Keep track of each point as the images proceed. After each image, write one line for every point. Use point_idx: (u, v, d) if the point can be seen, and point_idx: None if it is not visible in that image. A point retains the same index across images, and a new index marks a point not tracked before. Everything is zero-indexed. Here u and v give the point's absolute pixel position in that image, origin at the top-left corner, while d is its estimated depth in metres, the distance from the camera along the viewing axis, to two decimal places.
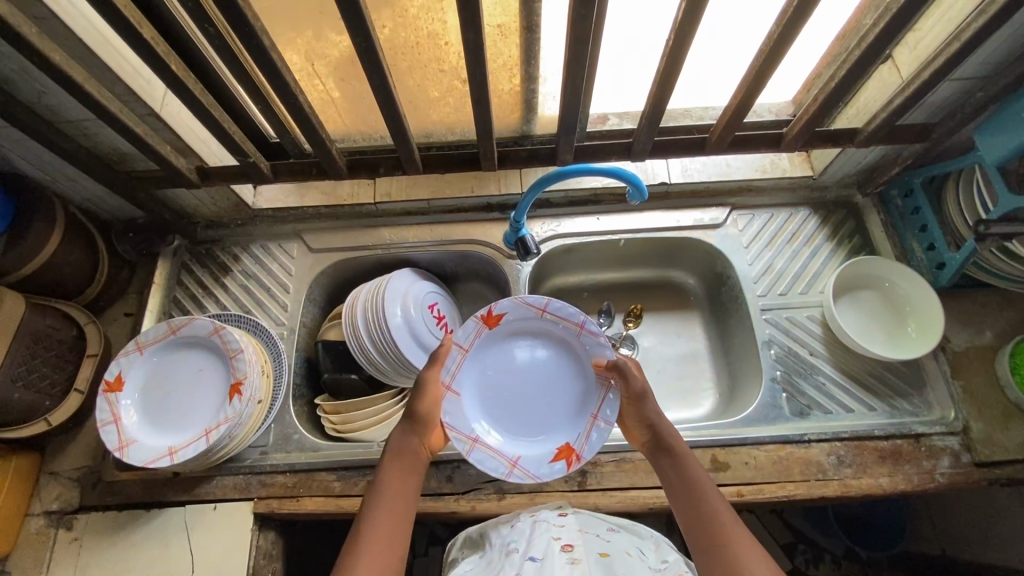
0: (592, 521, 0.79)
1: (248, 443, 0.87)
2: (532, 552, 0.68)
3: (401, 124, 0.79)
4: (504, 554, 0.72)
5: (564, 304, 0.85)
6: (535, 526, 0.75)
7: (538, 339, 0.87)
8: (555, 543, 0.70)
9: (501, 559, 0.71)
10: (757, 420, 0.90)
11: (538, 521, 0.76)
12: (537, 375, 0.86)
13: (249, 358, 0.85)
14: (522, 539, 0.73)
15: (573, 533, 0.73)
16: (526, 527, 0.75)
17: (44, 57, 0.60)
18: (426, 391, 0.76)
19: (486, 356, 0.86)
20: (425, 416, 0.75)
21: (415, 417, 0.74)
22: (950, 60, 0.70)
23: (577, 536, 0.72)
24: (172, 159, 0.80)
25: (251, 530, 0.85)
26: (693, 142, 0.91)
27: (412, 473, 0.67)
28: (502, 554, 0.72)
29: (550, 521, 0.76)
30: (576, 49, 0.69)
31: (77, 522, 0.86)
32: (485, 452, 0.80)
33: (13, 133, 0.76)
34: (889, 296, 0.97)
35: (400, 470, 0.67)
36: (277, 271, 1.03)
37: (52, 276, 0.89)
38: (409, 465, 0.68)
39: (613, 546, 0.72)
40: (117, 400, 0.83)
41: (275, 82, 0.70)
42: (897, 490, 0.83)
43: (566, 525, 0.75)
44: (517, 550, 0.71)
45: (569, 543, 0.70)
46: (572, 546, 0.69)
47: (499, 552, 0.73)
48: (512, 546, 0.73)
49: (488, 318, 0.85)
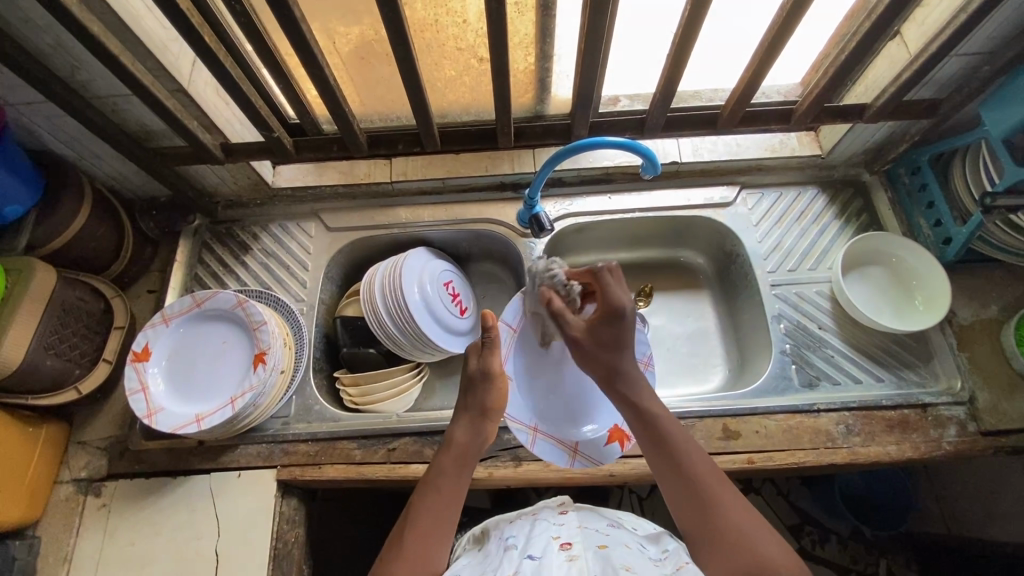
0: (592, 517, 0.77)
1: (271, 413, 0.90)
2: (529, 549, 0.66)
3: (422, 99, 0.82)
4: (503, 549, 0.70)
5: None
6: (534, 525, 0.73)
7: None
8: (553, 542, 0.68)
9: (499, 555, 0.69)
10: (767, 391, 0.92)
11: (537, 520, 0.74)
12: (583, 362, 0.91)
13: (272, 329, 0.88)
14: (521, 536, 0.71)
15: (573, 530, 0.71)
16: (525, 526, 0.73)
17: (82, 26, 0.62)
18: (496, 380, 0.74)
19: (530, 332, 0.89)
20: (493, 408, 0.73)
21: (485, 412, 0.73)
22: (957, 32, 0.72)
23: (576, 533, 0.69)
24: (199, 135, 0.83)
25: (274, 496, 0.87)
26: (704, 118, 0.93)
27: (465, 472, 0.68)
28: (500, 550, 0.71)
29: (549, 519, 0.74)
30: (595, 23, 0.71)
31: (105, 489, 0.89)
32: (545, 439, 0.86)
33: (45, 108, 0.79)
34: (895, 271, 0.99)
35: (454, 466, 0.69)
36: (295, 249, 1.05)
37: (81, 250, 0.91)
38: (467, 470, 0.68)
39: (612, 539, 0.70)
40: (145, 369, 0.85)
41: (302, 55, 0.72)
42: (904, 457, 0.86)
43: (565, 523, 0.73)
44: (515, 548, 0.69)
45: (567, 540, 0.68)
46: (570, 544, 0.67)
47: (499, 549, 0.71)
48: (510, 543, 0.71)
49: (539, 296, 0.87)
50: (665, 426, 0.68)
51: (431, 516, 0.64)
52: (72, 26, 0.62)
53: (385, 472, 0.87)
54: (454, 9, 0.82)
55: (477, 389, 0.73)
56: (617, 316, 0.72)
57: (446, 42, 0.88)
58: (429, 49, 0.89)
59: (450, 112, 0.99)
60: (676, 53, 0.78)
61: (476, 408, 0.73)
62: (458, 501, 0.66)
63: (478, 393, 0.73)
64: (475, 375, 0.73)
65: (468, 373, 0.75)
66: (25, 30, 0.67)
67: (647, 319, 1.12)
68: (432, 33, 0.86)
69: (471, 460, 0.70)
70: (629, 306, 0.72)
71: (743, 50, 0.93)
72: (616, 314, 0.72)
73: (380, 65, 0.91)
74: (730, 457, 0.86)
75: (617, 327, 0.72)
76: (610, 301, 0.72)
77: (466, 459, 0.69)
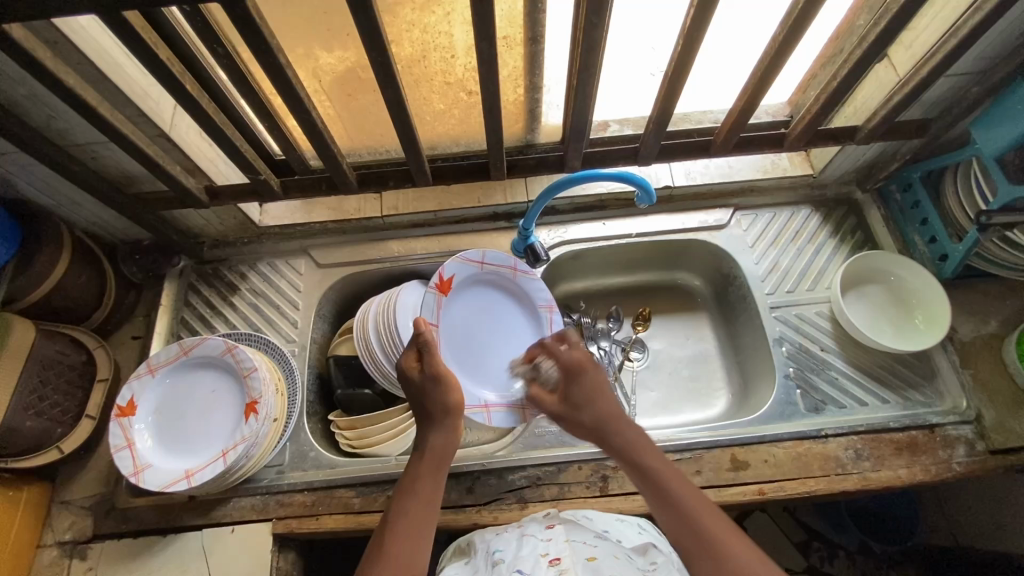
0: (580, 529, 0.74)
1: (265, 462, 0.86)
2: (518, 563, 0.66)
3: (413, 136, 0.80)
4: (490, 564, 0.69)
5: (497, 251, 0.95)
6: (522, 539, 0.72)
7: (484, 288, 0.97)
8: (542, 559, 0.66)
9: (485, 569, 0.68)
10: (774, 417, 0.90)
11: (526, 535, 0.73)
12: (499, 321, 0.97)
13: (264, 376, 0.85)
14: (508, 550, 0.70)
15: (560, 545, 0.69)
16: (511, 540, 0.72)
17: (59, 80, 0.60)
18: (446, 379, 0.71)
19: (452, 315, 0.93)
20: (457, 407, 0.71)
21: (447, 411, 0.70)
22: (946, 56, 0.72)
23: (565, 547, 0.68)
24: (182, 179, 0.80)
25: (271, 551, 0.84)
26: (697, 144, 0.92)
27: (439, 474, 0.67)
28: (487, 565, 0.69)
29: (537, 534, 0.73)
30: (586, 59, 0.69)
31: (91, 552, 0.85)
32: (499, 408, 0.90)
33: (20, 157, 0.76)
34: (894, 289, 0.98)
35: (427, 469, 0.67)
36: (285, 288, 1.03)
37: (60, 301, 0.88)
38: (444, 473, 0.67)
39: (601, 550, 0.67)
40: (130, 424, 0.82)
41: (290, 97, 0.70)
42: (915, 481, 0.84)
43: (553, 538, 0.71)
44: (502, 562, 0.67)
45: (556, 555, 0.67)
46: (559, 559, 0.66)
47: (485, 564, 0.69)
48: (497, 558, 0.69)
49: (442, 284, 0.91)
50: (637, 450, 0.67)
51: (409, 522, 0.62)
52: (47, 81, 0.60)
53: None
54: (443, 45, 0.82)
55: (428, 392, 0.71)
56: (577, 371, 0.73)
57: (434, 77, 0.86)
58: (417, 84, 0.87)
59: (440, 144, 0.98)
60: (667, 89, 0.77)
61: (437, 410, 0.70)
62: (435, 504, 0.64)
63: (431, 394, 0.71)
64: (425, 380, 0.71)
65: (411, 384, 0.72)
66: None
67: (647, 344, 1.11)
68: (421, 68, 0.85)
69: (446, 465, 0.68)
70: (586, 360, 0.73)
71: (733, 73, 0.92)
72: (576, 371, 0.73)
73: (367, 101, 0.90)
74: (739, 488, 0.84)
75: (583, 381, 0.72)
76: (564, 362, 0.74)
77: (440, 463, 0.68)
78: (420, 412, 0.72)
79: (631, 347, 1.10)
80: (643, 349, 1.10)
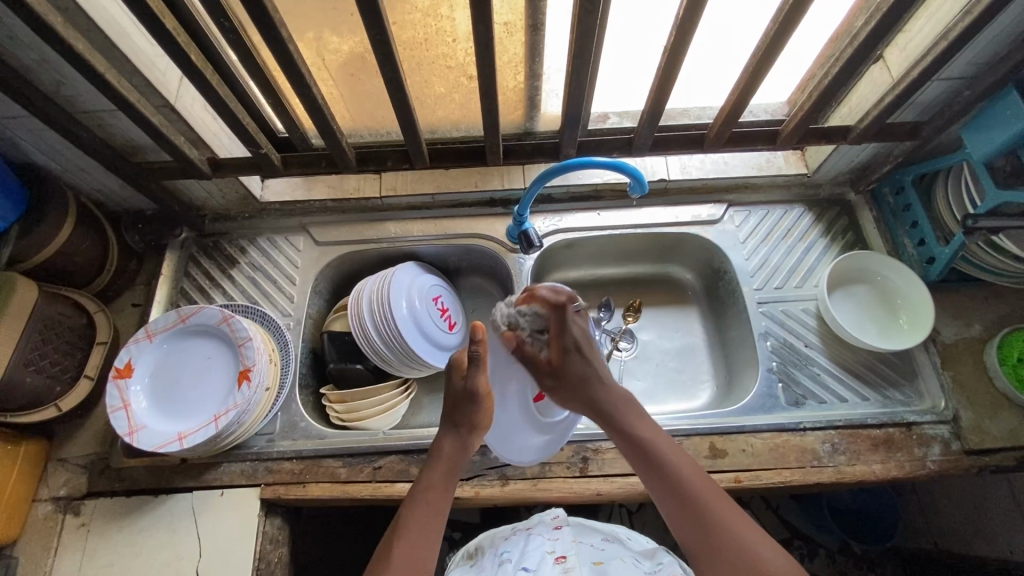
0: (587, 531, 0.88)
1: (255, 430, 0.89)
2: (525, 562, 0.80)
3: (411, 118, 0.82)
4: (498, 562, 0.82)
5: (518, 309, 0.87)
6: (529, 539, 0.85)
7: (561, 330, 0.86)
8: (548, 556, 0.81)
9: (495, 567, 0.81)
10: (754, 409, 0.92)
11: (532, 535, 0.85)
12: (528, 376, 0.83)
13: (258, 346, 0.87)
14: (515, 550, 0.83)
15: (567, 544, 0.83)
16: (520, 540, 0.85)
17: (67, 44, 0.62)
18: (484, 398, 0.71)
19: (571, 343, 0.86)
20: (481, 424, 0.73)
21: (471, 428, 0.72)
22: (937, 59, 0.73)
23: (570, 547, 0.83)
24: (185, 149, 0.82)
25: (257, 516, 0.86)
26: (691, 137, 0.93)
27: (448, 480, 0.70)
28: (496, 564, 0.82)
29: (544, 533, 0.86)
30: (582, 43, 0.70)
31: (85, 507, 0.88)
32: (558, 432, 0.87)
33: (29, 122, 0.78)
34: (880, 290, 1.00)
35: (438, 476, 0.70)
36: (283, 263, 1.05)
37: (63, 265, 0.90)
38: (453, 478, 0.70)
39: (607, 553, 0.83)
40: (126, 386, 0.85)
41: (291, 73, 0.72)
42: (889, 476, 0.86)
43: (560, 537, 0.84)
44: (511, 562, 0.81)
45: (562, 555, 0.81)
46: (565, 557, 0.81)
47: (495, 563, 0.82)
48: (505, 558, 0.82)
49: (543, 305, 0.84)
50: (648, 437, 0.71)
51: (418, 528, 0.65)
52: (57, 45, 0.62)
53: (371, 490, 0.87)
54: (445, 29, 0.84)
55: (464, 406, 0.72)
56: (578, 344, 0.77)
57: (436, 60, 0.88)
58: (419, 66, 0.89)
59: (440, 127, 0.99)
60: (663, 74, 0.77)
61: (465, 425, 0.72)
62: (442, 512, 0.68)
63: (465, 410, 0.72)
64: (464, 394, 0.71)
65: (453, 390, 0.73)
66: (8, 46, 0.67)
67: (636, 334, 1.13)
68: (422, 51, 0.87)
69: (456, 471, 0.71)
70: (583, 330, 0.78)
71: (731, 69, 0.94)
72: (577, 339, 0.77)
73: (370, 82, 0.91)
74: (715, 475, 0.86)
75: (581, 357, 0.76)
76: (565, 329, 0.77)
77: (449, 470, 0.70)
78: (449, 415, 0.73)
79: (620, 337, 1.11)
80: (632, 339, 1.11)
